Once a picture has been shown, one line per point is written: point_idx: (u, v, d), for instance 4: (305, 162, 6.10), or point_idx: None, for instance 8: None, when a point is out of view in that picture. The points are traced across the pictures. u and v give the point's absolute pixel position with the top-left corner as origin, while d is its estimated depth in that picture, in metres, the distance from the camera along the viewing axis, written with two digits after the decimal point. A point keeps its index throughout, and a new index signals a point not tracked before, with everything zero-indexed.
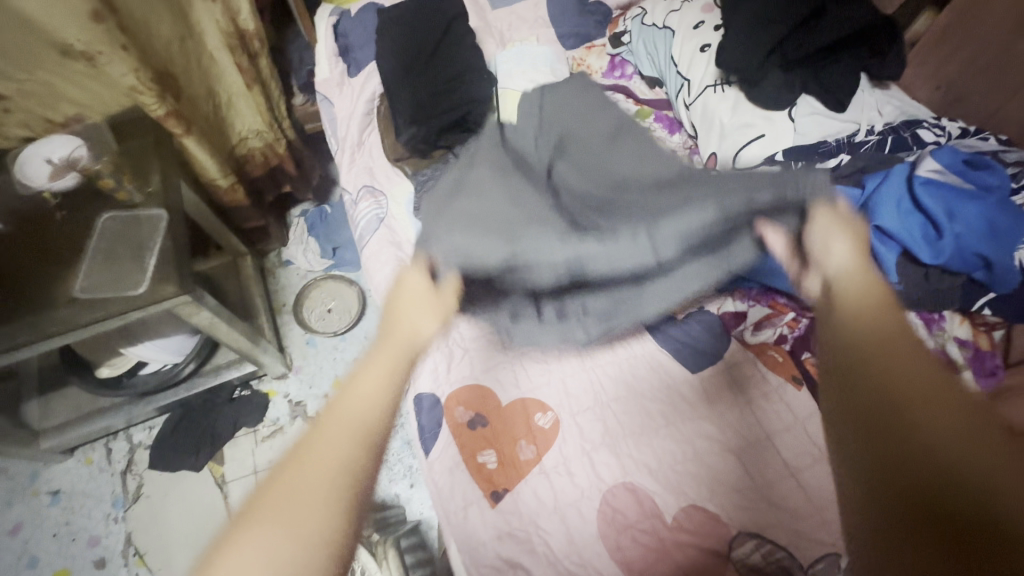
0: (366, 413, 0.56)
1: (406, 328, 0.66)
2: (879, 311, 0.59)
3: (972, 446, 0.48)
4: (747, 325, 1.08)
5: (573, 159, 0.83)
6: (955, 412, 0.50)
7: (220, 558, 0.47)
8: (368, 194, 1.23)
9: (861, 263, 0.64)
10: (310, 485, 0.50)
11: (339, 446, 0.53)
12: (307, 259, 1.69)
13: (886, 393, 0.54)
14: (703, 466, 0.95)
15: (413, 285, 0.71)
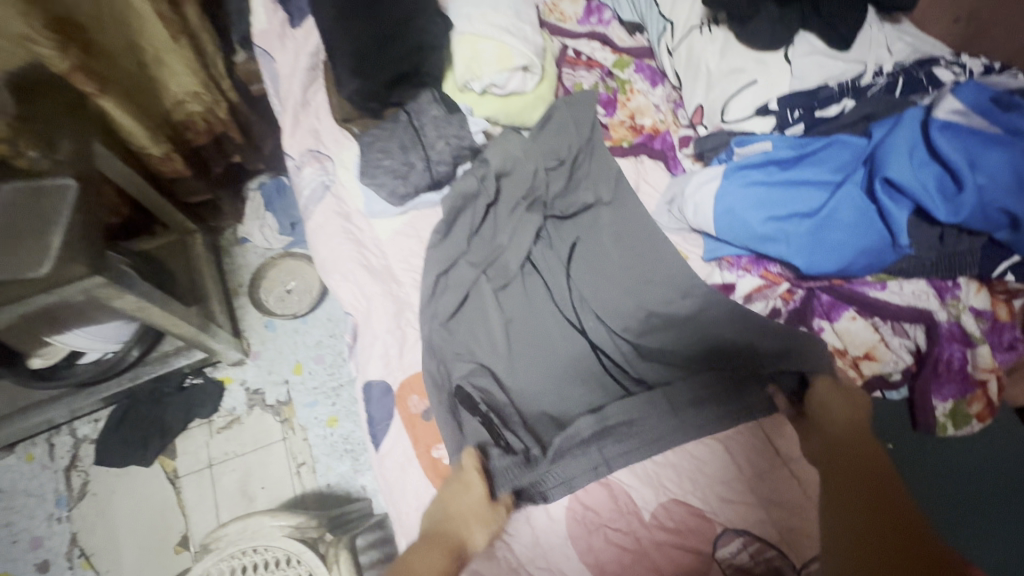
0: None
1: (463, 530, 0.74)
2: (879, 502, 0.71)
3: None
4: (737, 297, 0.94)
5: (590, 265, 1.03)
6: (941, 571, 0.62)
7: None
8: (313, 159, 1.09)
9: (859, 426, 0.79)
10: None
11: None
12: (263, 236, 1.56)
13: (892, 535, 0.67)
14: (685, 457, 0.84)
15: (470, 492, 0.78)
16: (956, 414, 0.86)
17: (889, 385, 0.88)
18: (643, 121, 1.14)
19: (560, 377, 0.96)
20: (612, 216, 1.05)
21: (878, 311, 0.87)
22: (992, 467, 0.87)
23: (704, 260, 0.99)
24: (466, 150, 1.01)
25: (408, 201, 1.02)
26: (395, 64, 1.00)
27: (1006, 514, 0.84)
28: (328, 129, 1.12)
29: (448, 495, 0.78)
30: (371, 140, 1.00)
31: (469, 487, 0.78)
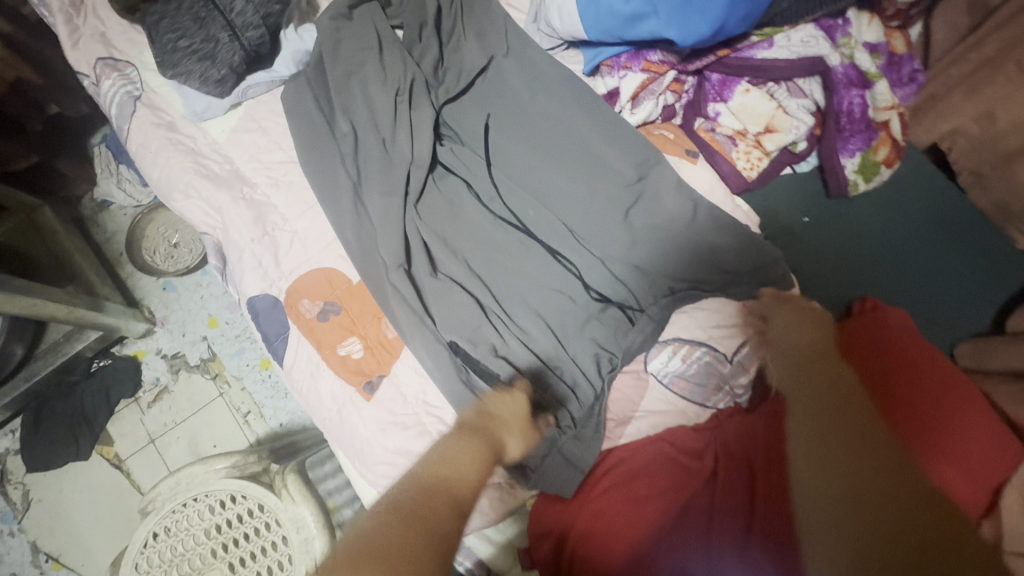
0: (449, 477, 0.52)
1: (501, 432, 0.62)
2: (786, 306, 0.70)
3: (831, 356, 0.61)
4: (622, 103, 0.84)
5: (518, 166, 0.86)
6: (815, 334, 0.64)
7: None
8: (111, 68, 0.90)
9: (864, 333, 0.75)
10: (389, 546, 0.43)
11: (420, 506, 0.47)
12: (124, 194, 1.36)
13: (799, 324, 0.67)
14: (601, 279, 0.82)
15: (504, 399, 0.67)
16: (865, 168, 0.82)
17: (795, 159, 0.83)
18: None
19: (505, 268, 0.82)
20: (517, 65, 0.88)
21: (770, 75, 0.78)
22: (905, 217, 0.86)
23: (586, 74, 0.88)
24: (274, 6, 0.85)
25: (234, 88, 0.85)
26: None
27: (920, 256, 0.85)
28: (118, 29, 0.92)
29: (484, 399, 0.67)
30: (157, 20, 0.82)
31: (515, 398, 0.68)
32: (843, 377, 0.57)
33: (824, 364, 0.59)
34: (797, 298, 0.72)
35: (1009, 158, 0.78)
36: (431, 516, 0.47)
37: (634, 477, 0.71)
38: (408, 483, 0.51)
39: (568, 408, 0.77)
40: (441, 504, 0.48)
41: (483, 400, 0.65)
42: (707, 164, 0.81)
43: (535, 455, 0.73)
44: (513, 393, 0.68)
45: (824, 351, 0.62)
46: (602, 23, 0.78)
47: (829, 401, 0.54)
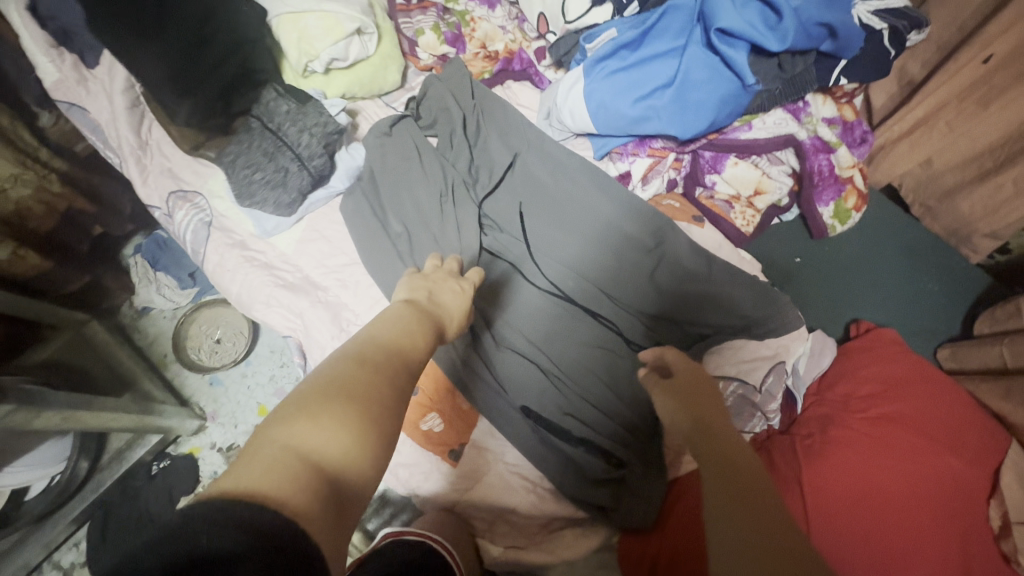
0: (405, 339, 0.60)
1: (435, 302, 0.73)
2: (699, 379, 0.74)
3: (711, 408, 0.67)
4: (634, 182, 1.00)
5: (550, 243, 1.00)
6: (703, 390, 0.72)
7: (304, 410, 0.48)
8: (182, 199, 1.02)
9: (871, 358, 0.89)
10: (362, 375, 0.53)
11: (383, 357, 0.57)
12: (165, 297, 1.43)
13: (704, 384, 0.73)
14: (642, 333, 0.94)
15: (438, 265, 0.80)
16: (839, 213, 0.99)
17: (782, 211, 1.00)
18: (494, 47, 1.13)
19: (558, 333, 0.94)
20: (538, 159, 1.03)
21: (753, 151, 0.95)
22: (875, 249, 1.04)
23: (596, 158, 1.03)
24: (333, 136, 0.95)
25: (299, 207, 0.97)
26: (221, 70, 0.93)
27: (894, 279, 1.02)
28: (183, 163, 1.03)
29: (434, 284, 0.75)
30: (231, 158, 0.94)
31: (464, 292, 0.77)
32: (738, 442, 0.62)
33: (723, 431, 0.64)
34: (682, 365, 0.78)
35: (947, 195, 0.98)
36: (396, 367, 0.56)
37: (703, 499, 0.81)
38: (377, 337, 0.60)
39: (630, 450, 0.86)
40: (400, 354, 0.59)
41: (434, 287, 0.73)
42: (712, 225, 0.97)
43: (610, 493, 0.84)
44: (461, 284, 0.76)
45: (723, 419, 0.66)
46: (609, 124, 0.94)
47: (727, 466, 0.58)
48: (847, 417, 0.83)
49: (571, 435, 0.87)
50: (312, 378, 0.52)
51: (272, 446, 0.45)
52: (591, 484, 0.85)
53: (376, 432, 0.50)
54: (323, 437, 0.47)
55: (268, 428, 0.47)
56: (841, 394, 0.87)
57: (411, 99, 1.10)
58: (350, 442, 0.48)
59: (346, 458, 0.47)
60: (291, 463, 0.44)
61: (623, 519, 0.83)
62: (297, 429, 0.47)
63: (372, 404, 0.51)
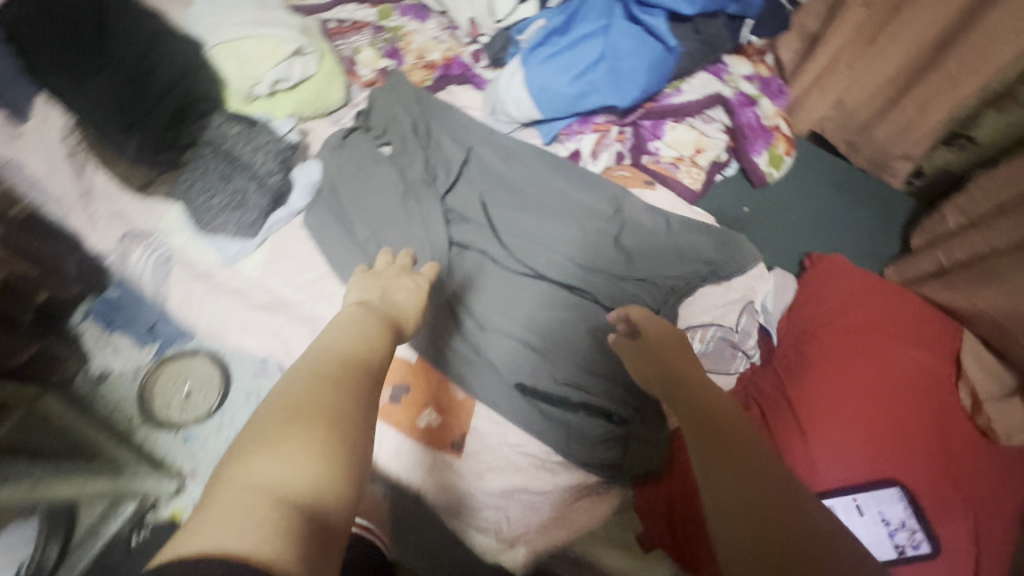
0: (355, 349, 0.64)
1: (388, 307, 0.76)
2: (672, 337, 0.75)
3: (685, 364, 0.69)
4: (585, 158, 1.04)
5: (517, 227, 1.02)
6: (680, 348, 0.72)
7: (262, 444, 0.50)
8: (136, 240, 0.99)
9: (834, 280, 0.95)
10: (322, 396, 0.56)
11: (339, 372, 0.59)
12: (124, 359, 1.33)
13: (677, 344, 0.73)
14: (618, 296, 0.97)
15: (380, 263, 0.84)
16: (773, 160, 1.08)
17: (722, 166, 1.07)
18: (430, 57, 1.18)
19: (540, 310, 0.95)
20: (491, 150, 1.07)
21: (687, 113, 1.02)
22: (809, 190, 1.13)
23: (546, 143, 1.07)
24: (287, 151, 0.97)
25: (261, 228, 0.97)
26: (167, 99, 0.94)
27: (832, 214, 1.11)
28: (132, 204, 1.01)
29: (387, 282, 0.80)
30: (188, 185, 0.93)
31: (420, 283, 0.83)
32: (713, 389, 0.62)
33: (702, 386, 0.62)
34: (658, 332, 0.75)
35: (862, 130, 1.10)
36: (354, 385, 0.59)
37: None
38: (331, 350, 0.63)
39: (627, 406, 0.88)
40: (359, 366, 0.61)
41: (388, 285, 0.78)
42: (664, 186, 1.03)
43: (616, 450, 0.87)
44: (412, 280, 0.80)
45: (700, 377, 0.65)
46: (553, 105, 1.00)
47: (707, 417, 0.56)
48: (817, 334, 0.88)
49: (571, 402, 0.88)
50: (272, 407, 0.55)
51: (247, 490, 0.47)
52: (595, 445, 0.86)
53: (347, 454, 0.52)
54: (284, 468, 0.48)
55: (240, 473, 0.48)
56: (807, 316, 0.93)
57: (359, 113, 1.13)
58: (319, 475, 0.49)
59: (322, 488, 0.48)
60: (264, 504, 0.46)
61: (632, 471, 0.86)
62: (256, 467, 0.48)
63: (335, 427, 0.53)
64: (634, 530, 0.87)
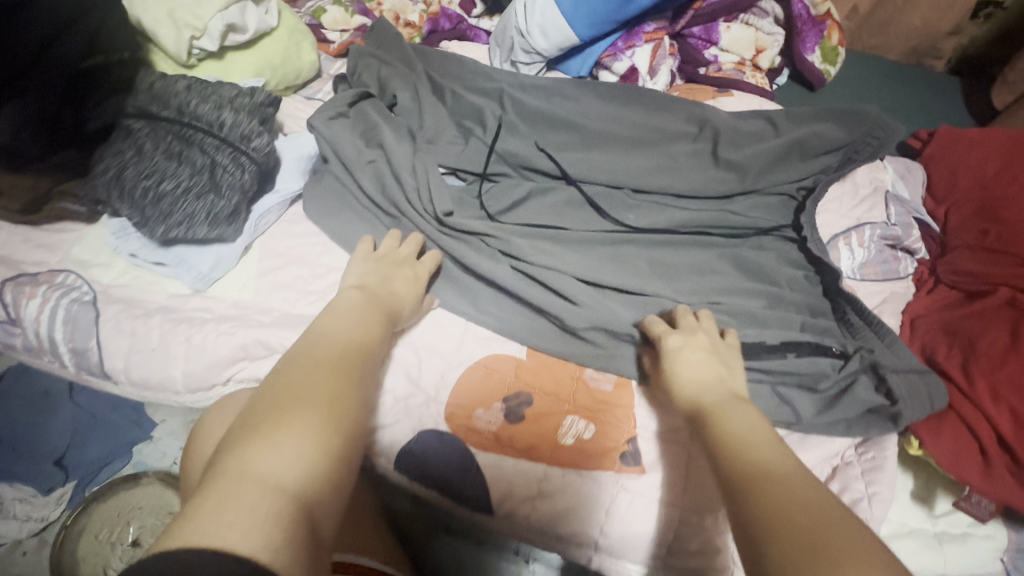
0: (356, 334, 0.51)
1: (382, 299, 0.57)
2: (708, 355, 0.55)
3: (717, 398, 0.51)
4: (644, 76, 0.86)
5: (592, 163, 0.77)
6: (714, 370, 0.54)
7: (257, 426, 0.39)
8: (32, 285, 0.61)
9: (963, 145, 0.81)
10: (319, 385, 0.43)
11: (340, 358, 0.47)
12: (21, 519, 0.86)
13: (709, 361, 0.55)
14: (748, 215, 0.75)
15: (349, 295, 0.55)
16: (826, 55, 0.96)
17: (776, 73, 0.96)
18: (409, 17, 0.95)
19: (660, 256, 0.72)
20: (523, 90, 0.84)
21: (738, 7, 0.89)
22: (867, 83, 1.02)
23: (583, 76, 0.89)
24: (268, 108, 0.65)
25: (245, 223, 0.65)
26: (57, 59, 0.59)
27: (898, 101, 1.00)
28: (16, 241, 0.64)
29: (388, 268, 0.61)
30: (115, 174, 0.60)
31: (420, 278, 0.62)
32: (756, 442, 0.44)
33: (732, 401, 0.50)
34: (680, 342, 0.57)
35: (887, 23, 1.03)
36: (358, 367, 0.47)
37: (950, 333, 0.64)
38: (324, 332, 0.50)
39: (837, 336, 0.65)
40: (361, 352, 0.49)
41: (388, 273, 0.60)
42: (742, 91, 0.87)
43: (868, 389, 0.60)
44: (415, 273, 0.62)
45: (729, 393, 0.51)
46: (596, 16, 0.82)
47: (710, 431, 0.47)
48: (1007, 192, 0.74)
49: (769, 347, 0.63)
50: (264, 391, 0.43)
51: (236, 482, 0.35)
52: (826, 402, 0.60)
53: (346, 438, 0.41)
54: (284, 447, 0.37)
55: (225, 466, 0.36)
56: (969, 185, 0.78)
57: (337, 82, 0.85)
58: (319, 462, 0.38)
59: (323, 478, 0.38)
60: (263, 497, 0.34)
61: (911, 417, 0.58)
62: (250, 452, 0.37)
63: (338, 408, 0.42)
64: (946, 500, 0.59)
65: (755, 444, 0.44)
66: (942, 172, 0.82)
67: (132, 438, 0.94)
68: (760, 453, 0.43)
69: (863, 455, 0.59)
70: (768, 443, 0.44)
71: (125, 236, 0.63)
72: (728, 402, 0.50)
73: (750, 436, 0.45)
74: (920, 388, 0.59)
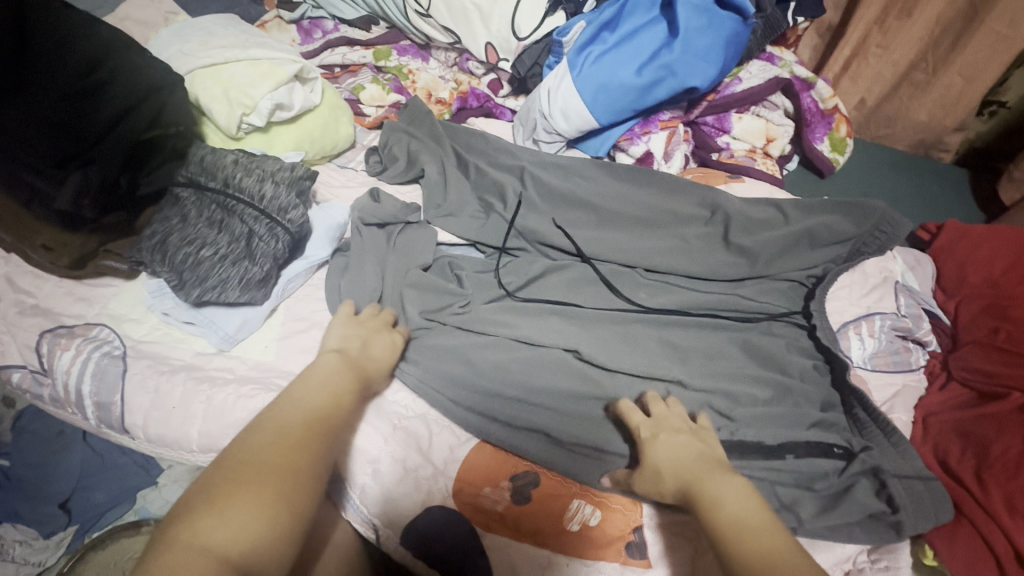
0: (328, 400, 0.53)
1: (359, 361, 0.59)
2: (686, 439, 0.56)
3: (693, 471, 0.53)
4: (658, 159, 0.91)
5: (606, 244, 0.80)
6: (687, 450, 0.55)
7: (218, 495, 0.42)
8: (68, 336, 0.64)
9: (973, 239, 0.83)
10: (278, 456, 0.45)
11: (306, 429, 0.49)
12: (16, 562, 0.86)
13: (689, 446, 0.55)
14: (757, 300, 0.77)
15: (326, 359, 0.57)
16: (835, 145, 1.00)
17: (786, 159, 1.00)
18: (440, 94, 1.02)
19: (670, 337, 0.74)
20: (543, 167, 0.87)
21: (752, 99, 0.94)
22: (871, 174, 1.07)
23: (600, 157, 0.94)
24: (306, 181, 0.70)
25: (273, 287, 0.68)
26: (118, 133, 0.66)
27: (904, 192, 1.04)
28: (58, 293, 0.68)
29: (368, 330, 0.63)
30: (160, 238, 0.65)
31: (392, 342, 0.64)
32: (753, 520, 0.47)
33: (716, 471, 0.52)
34: (656, 425, 0.58)
35: (893, 117, 1.09)
36: (321, 439, 0.49)
37: (963, 435, 0.65)
38: (295, 399, 0.51)
39: (841, 431, 0.66)
40: (327, 423, 0.51)
41: (368, 336, 0.62)
42: (752, 176, 0.91)
43: (870, 493, 0.61)
44: (393, 336, 0.64)
45: (709, 463, 0.53)
46: (614, 106, 0.87)
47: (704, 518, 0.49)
48: (1017, 290, 0.75)
49: (773, 441, 0.64)
50: (227, 459, 0.45)
51: (188, 550, 0.38)
52: (825, 503, 0.60)
53: (295, 517, 0.43)
54: (239, 523, 0.40)
55: (179, 534, 0.39)
56: (980, 280, 0.79)
57: (369, 153, 0.91)
58: (264, 539, 0.41)
59: (263, 554, 0.40)
60: (205, 569, 0.37)
61: (919, 526, 0.58)
62: (201, 523, 0.40)
63: (295, 486, 0.44)
64: None
65: (755, 538, 0.45)
66: (953, 266, 0.83)
67: (136, 484, 0.93)
68: (764, 543, 0.45)
69: (877, 562, 0.58)
70: (752, 514, 0.47)
71: (160, 296, 0.66)
72: (720, 477, 0.51)
73: (738, 521, 0.47)
74: (926, 497, 0.59)
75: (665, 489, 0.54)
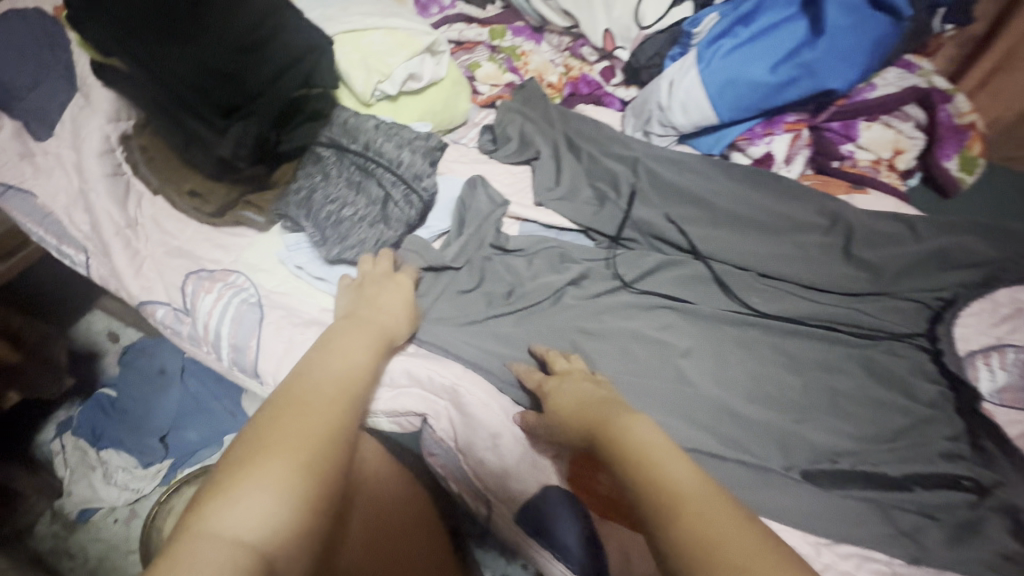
0: (348, 369, 0.47)
1: (377, 325, 0.55)
2: (599, 391, 0.53)
3: (595, 411, 0.50)
4: (779, 163, 0.88)
5: (722, 244, 0.79)
6: (589, 394, 0.53)
7: (235, 473, 0.36)
8: (210, 280, 0.68)
9: None
10: (303, 428, 0.40)
11: (333, 402, 0.43)
12: (118, 487, 0.91)
13: (590, 393, 0.53)
14: (880, 317, 0.74)
15: (339, 328, 0.53)
16: (964, 163, 0.95)
17: (909, 174, 0.94)
18: (550, 78, 1.01)
19: (786, 346, 0.72)
20: (661, 161, 0.84)
21: (885, 108, 0.90)
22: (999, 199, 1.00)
23: (715, 154, 0.91)
24: (438, 151, 0.72)
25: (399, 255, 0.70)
26: (276, 87, 0.66)
27: None
28: (199, 238, 0.71)
29: (369, 289, 0.60)
30: (306, 194, 0.68)
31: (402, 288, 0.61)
32: (651, 439, 0.44)
33: (623, 411, 0.48)
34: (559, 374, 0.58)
35: None
36: (349, 412, 0.43)
37: None
38: (311, 371, 0.46)
39: (968, 462, 0.62)
40: (353, 393, 0.45)
41: (370, 295, 0.59)
42: (876, 188, 0.86)
43: (1004, 532, 0.57)
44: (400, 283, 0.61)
45: (614, 405, 0.50)
46: (740, 101, 0.85)
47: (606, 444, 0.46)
48: None
49: (896, 465, 0.62)
50: (243, 436, 0.39)
51: (203, 538, 0.32)
52: (952, 535, 0.57)
53: (324, 495, 0.37)
54: (262, 501, 0.34)
55: (192, 523, 0.33)
56: None
57: (483, 131, 0.92)
58: (291, 521, 0.35)
59: (288, 538, 0.34)
60: (228, 558, 0.31)
61: None
62: (214, 508, 0.34)
63: (322, 458, 0.38)
64: None
65: (665, 464, 0.41)
66: None
67: (227, 429, 0.96)
68: (665, 467, 0.41)
69: None
70: (659, 436, 0.45)
71: (297, 250, 0.69)
72: (624, 412, 0.49)
73: (642, 447, 0.43)
74: None
75: (568, 433, 0.51)
